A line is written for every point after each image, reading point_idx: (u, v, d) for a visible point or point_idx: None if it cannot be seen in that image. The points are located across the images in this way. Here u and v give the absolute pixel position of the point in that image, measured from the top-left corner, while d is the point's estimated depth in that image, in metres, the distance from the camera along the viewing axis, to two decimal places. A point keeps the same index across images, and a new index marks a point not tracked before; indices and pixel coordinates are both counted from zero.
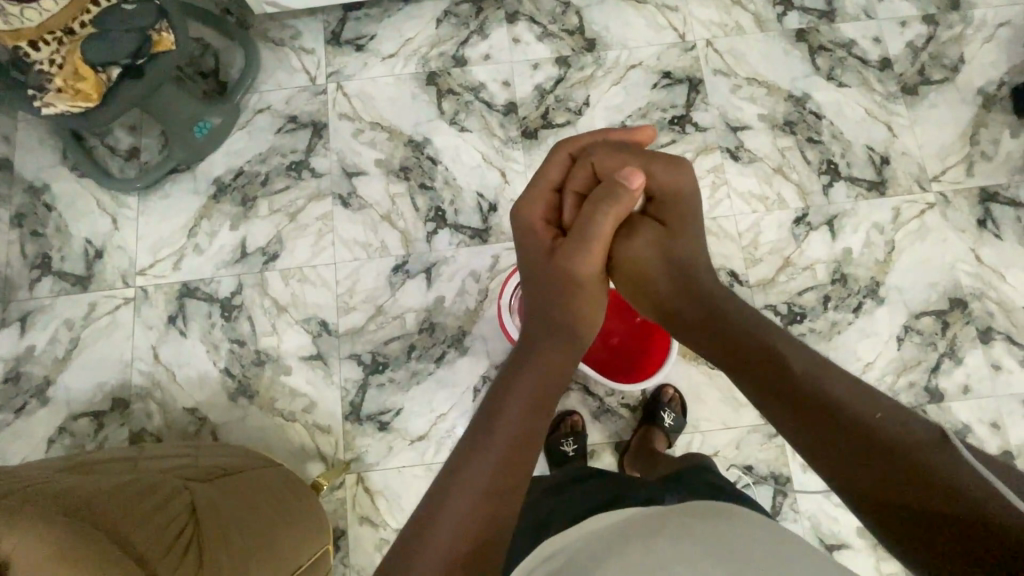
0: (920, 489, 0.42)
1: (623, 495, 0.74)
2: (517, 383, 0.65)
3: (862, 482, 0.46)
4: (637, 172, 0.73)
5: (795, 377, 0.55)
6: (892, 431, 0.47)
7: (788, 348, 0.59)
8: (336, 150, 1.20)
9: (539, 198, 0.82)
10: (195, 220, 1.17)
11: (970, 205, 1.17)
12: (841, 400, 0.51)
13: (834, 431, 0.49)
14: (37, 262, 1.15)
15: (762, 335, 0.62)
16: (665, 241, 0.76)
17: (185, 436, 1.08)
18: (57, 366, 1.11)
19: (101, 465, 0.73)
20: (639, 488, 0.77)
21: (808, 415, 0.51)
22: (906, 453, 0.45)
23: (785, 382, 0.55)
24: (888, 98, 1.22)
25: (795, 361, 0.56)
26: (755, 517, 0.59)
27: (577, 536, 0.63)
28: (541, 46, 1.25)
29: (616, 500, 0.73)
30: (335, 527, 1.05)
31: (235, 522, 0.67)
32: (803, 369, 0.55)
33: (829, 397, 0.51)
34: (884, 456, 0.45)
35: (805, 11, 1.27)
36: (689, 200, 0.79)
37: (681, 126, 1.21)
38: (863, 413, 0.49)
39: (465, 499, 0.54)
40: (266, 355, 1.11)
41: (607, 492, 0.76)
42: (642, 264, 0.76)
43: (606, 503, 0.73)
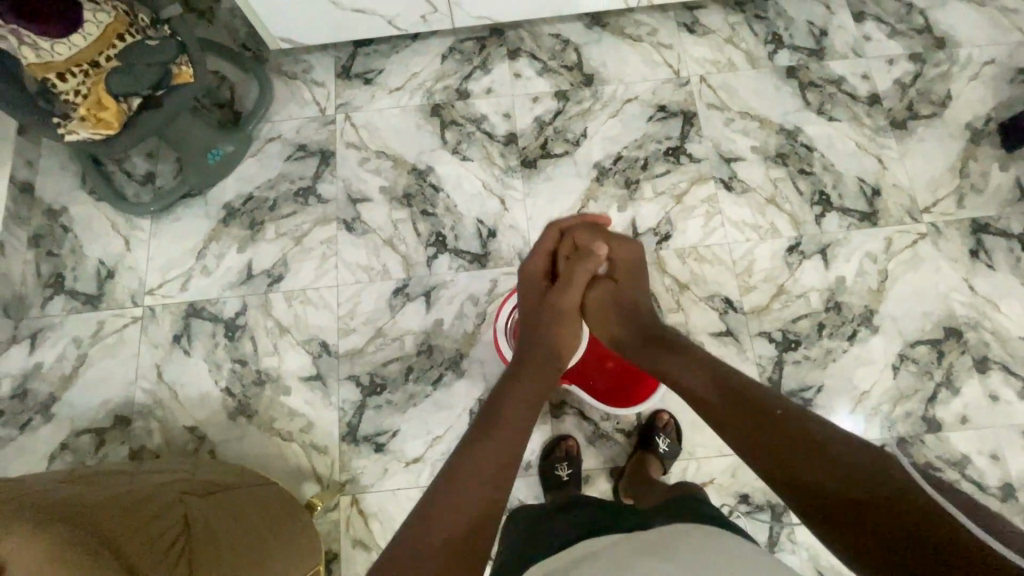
0: (888, 507, 0.47)
1: (609, 522, 0.75)
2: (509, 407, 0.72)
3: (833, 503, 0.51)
4: (603, 244, 0.95)
5: (765, 416, 0.62)
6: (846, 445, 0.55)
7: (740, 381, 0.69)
8: (342, 177, 1.24)
9: (537, 257, 0.98)
10: (204, 243, 1.21)
11: (962, 236, 1.18)
12: (801, 426, 0.59)
13: (794, 454, 0.57)
14: (51, 281, 1.19)
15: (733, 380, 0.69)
16: (619, 292, 0.92)
17: (185, 454, 1.09)
18: (64, 383, 1.13)
19: (99, 478, 0.74)
20: (625, 515, 0.77)
21: (774, 448, 0.59)
22: (861, 474, 0.51)
23: (761, 420, 0.62)
24: (877, 132, 1.26)
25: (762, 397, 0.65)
26: (729, 539, 0.60)
27: (562, 562, 0.63)
28: (541, 80, 1.31)
29: (601, 527, 0.73)
30: (328, 550, 1.05)
31: (227, 535, 0.68)
32: (762, 400, 0.64)
33: (787, 426, 0.59)
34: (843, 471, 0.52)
35: (795, 49, 1.32)
36: (637, 265, 0.96)
37: (676, 157, 1.25)
38: (810, 436, 0.57)
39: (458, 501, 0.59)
40: (267, 374, 1.13)
41: (594, 519, 0.76)
42: (608, 302, 0.91)
43: (592, 530, 0.73)
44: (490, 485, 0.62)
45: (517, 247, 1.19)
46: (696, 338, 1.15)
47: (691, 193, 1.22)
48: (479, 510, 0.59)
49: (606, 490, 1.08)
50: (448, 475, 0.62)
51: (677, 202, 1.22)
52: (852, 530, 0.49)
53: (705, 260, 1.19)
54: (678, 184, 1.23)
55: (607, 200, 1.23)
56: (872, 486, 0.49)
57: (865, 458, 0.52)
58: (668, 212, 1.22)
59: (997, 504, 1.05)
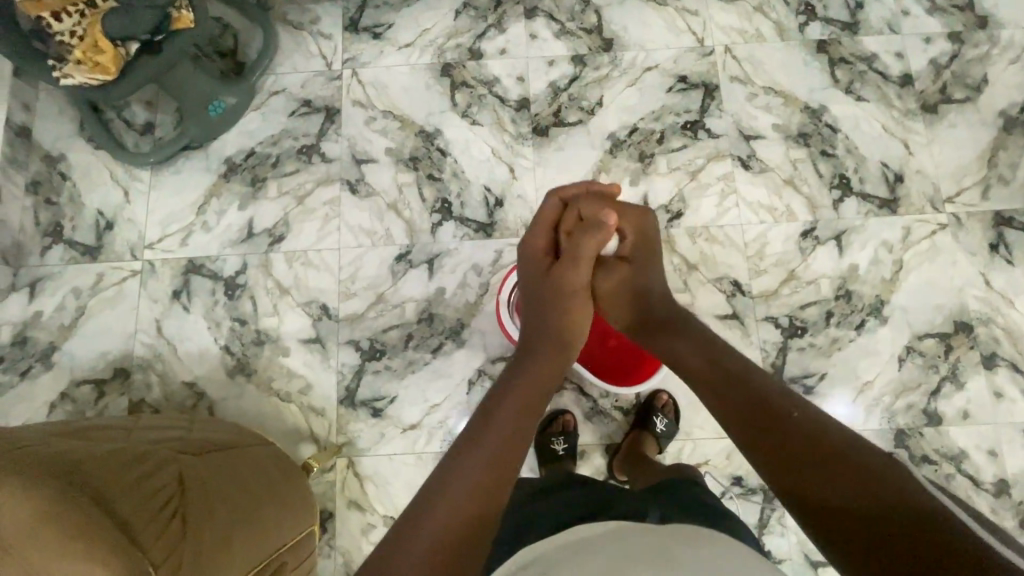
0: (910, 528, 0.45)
1: (604, 506, 0.74)
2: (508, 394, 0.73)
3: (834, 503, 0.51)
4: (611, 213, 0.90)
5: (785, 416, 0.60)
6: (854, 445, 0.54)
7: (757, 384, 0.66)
8: (346, 136, 1.20)
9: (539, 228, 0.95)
10: (204, 197, 1.18)
11: (983, 228, 1.15)
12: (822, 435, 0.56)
13: (802, 462, 0.55)
14: (49, 230, 1.17)
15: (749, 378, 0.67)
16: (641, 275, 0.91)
17: (183, 409, 1.09)
18: (63, 334, 1.13)
19: (93, 433, 0.72)
20: (622, 500, 0.76)
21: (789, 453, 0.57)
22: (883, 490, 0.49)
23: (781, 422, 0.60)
24: (906, 115, 1.20)
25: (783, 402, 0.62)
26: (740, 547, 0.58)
27: (575, 539, 0.62)
28: (557, 43, 1.25)
29: (597, 511, 0.73)
30: (323, 509, 1.06)
31: (222, 492, 0.68)
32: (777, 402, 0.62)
33: (803, 433, 0.57)
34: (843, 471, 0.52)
35: (828, 21, 1.25)
36: (652, 240, 0.96)
37: (694, 131, 1.20)
38: (816, 439, 0.56)
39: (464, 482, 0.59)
40: (266, 334, 1.12)
41: (589, 502, 0.76)
42: (625, 286, 0.90)
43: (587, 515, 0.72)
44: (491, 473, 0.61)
45: (524, 218, 1.17)
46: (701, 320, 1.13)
47: (707, 170, 1.18)
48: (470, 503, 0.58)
49: (601, 465, 1.08)
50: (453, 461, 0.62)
51: (692, 179, 1.18)
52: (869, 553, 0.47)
53: (715, 241, 1.16)
54: (694, 161, 1.19)
55: (619, 173, 1.19)
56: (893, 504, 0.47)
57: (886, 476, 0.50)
58: (681, 188, 1.18)
59: (990, 499, 1.06)
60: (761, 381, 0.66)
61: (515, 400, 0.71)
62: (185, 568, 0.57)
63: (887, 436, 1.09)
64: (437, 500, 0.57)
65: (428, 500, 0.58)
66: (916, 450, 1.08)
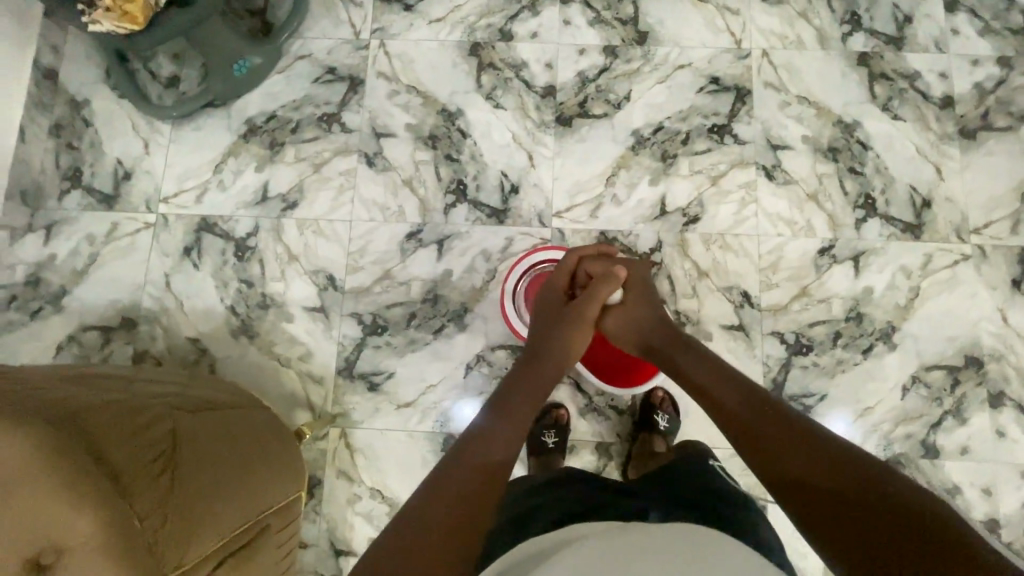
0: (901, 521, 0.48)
1: (607, 504, 0.74)
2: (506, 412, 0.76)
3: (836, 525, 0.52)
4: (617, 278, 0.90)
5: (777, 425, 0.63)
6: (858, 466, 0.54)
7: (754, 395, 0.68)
8: (368, 108, 1.19)
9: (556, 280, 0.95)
10: (222, 157, 1.18)
11: (1008, 264, 1.12)
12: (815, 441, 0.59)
13: (795, 465, 0.58)
14: (69, 174, 1.18)
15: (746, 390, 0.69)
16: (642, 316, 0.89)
17: (186, 364, 1.11)
18: (74, 279, 1.14)
19: (93, 380, 0.73)
20: (623, 498, 0.76)
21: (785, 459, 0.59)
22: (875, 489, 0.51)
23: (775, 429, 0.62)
24: (942, 139, 1.16)
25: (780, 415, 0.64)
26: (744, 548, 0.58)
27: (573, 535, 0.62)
28: (590, 32, 1.22)
29: (599, 509, 0.72)
30: (312, 475, 1.08)
31: (215, 452, 0.69)
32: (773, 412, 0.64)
33: (796, 438, 0.60)
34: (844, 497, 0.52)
35: (872, 34, 1.20)
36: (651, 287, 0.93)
37: (720, 135, 1.17)
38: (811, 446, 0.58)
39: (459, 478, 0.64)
40: (272, 299, 1.13)
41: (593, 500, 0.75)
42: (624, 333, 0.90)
43: (584, 515, 0.72)
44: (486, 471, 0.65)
45: (538, 207, 1.15)
46: (706, 328, 1.12)
47: (729, 177, 1.16)
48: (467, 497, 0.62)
49: (590, 462, 1.08)
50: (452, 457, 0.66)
51: (713, 184, 1.16)
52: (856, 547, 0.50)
53: (729, 250, 1.14)
54: (717, 165, 1.16)
55: (639, 171, 1.17)
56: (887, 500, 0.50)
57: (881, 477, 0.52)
58: (701, 193, 1.16)
59: None
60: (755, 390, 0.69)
61: (510, 408, 0.75)
62: (171, 525, 0.58)
63: None
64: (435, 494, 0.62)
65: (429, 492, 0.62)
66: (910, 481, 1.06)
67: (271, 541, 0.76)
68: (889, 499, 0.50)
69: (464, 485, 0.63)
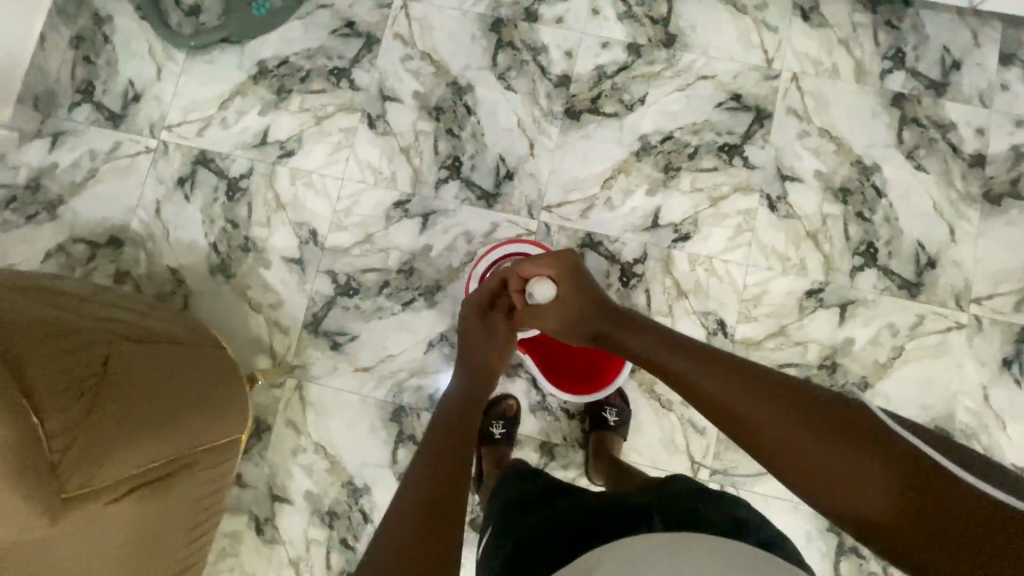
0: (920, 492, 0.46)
1: (597, 512, 0.71)
2: (464, 422, 0.77)
3: (845, 509, 0.49)
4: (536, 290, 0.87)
5: (753, 395, 0.59)
6: (834, 426, 0.52)
7: (716, 365, 0.64)
8: (379, 69, 1.18)
9: (479, 298, 0.92)
10: (229, 94, 1.19)
11: (1002, 340, 1.07)
12: (798, 403, 0.56)
13: (788, 446, 0.54)
14: (81, 87, 1.20)
15: (709, 363, 0.65)
16: (569, 318, 0.85)
17: (162, 292, 1.14)
18: (72, 191, 1.17)
19: (53, 293, 0.75)
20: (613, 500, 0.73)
21: (773, 445, 0.55)
22: (876, 453, 0.49)
23: (749, 403, 0.58)
24: (964, 199, 1.10)
25: (749, 379, 0.61)
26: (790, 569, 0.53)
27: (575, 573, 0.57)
28: (618, 25, 1.17)
29: (592, 517, 0.70)
30: (263, 420, 1.10)
31: (147, 384, 0.70)
32: (749, 378, 0.60)
33: (779, 408, 0.56)
34: (839, 475, 0.50)
35: (914, 75, 1.13)
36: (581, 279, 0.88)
37: (729, 155, 1.13)
38: (790, 418, 0.55)
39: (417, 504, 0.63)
40: (253, 243, 1.15)
41: (579, 508, 0.73)
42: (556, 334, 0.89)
43: (582, 529, 0.68)
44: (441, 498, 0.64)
45: (529, 198, 1.14)
46: None
47: (730, 201, 1.12)
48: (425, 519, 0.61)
49: (532, 458, 1.08)
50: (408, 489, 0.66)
51: (712, 204, 1.12)
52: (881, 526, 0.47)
53: (714, 274, 1.11)
54: (719, 186, 1.12)
55: (639, 178, 1.13)
56: (896, 462, 0.48)
57: (879, 435, 0.50)
58: (697, 211, 1.12)
59: None
60: (715, 360, 0.65)
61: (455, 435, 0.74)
62: (80, 445, 0.59)
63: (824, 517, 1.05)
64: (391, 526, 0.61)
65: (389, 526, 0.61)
66: (850, 540, 1.04)
67: (194, 480, 0.76)
68: (882, 465, 0.48)
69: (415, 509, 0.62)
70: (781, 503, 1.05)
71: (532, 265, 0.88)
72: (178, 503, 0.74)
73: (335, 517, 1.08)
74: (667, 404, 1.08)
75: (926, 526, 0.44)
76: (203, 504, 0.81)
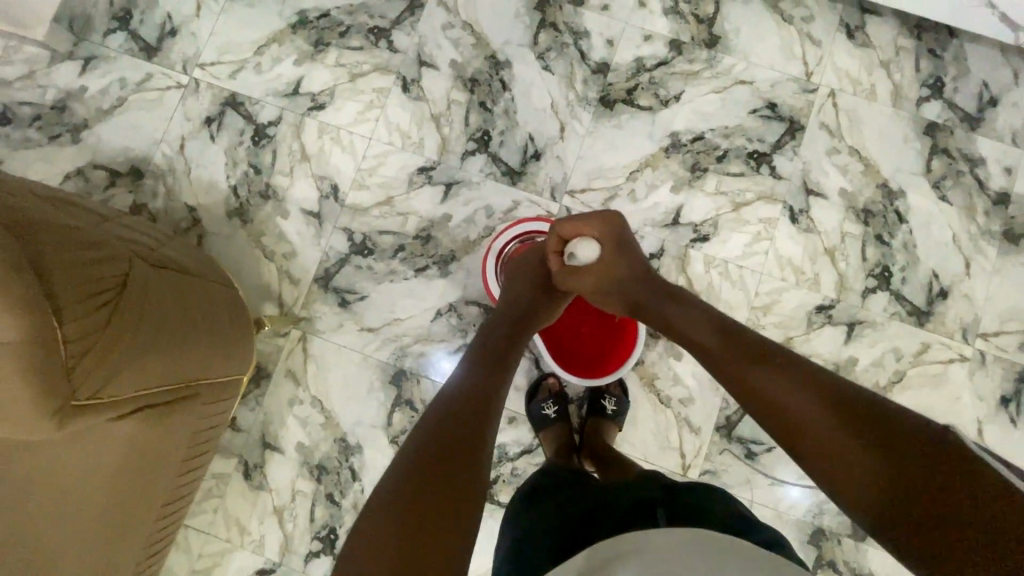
0: (944, 489, 0.43)
1: (607, 506, 0.72)
2: (479, 383, 0.71)
3: (837, 481, 0.50)
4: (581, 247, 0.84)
5: (783, 380, 0.57)
6: (853, 406, 0.52)
7: (754, 351, 0.63)
8: (419, 33, 1.17)
9: (518, 275, 0.92)
10: (266, 40, 1.18)
11: (1003, 378, 1.07)
12: (826, 391, 0.54)
13: (818, 437, 0.52)
14: (119, 14, 1.19)
15: (750, 347, 0.64)
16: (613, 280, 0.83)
17: (177, 229, 1.14)
18: (97, 116, 1.16)
19: (70, 206, 0.74)
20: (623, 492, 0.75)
21: (804, 434, 0.53)
22: (902, 446, 0.47)
23: (782, 389, 0.57)
24: (983, 234, 1.11)
25: (785, 366, 0.59)
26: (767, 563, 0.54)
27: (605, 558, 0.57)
28: (662, 20, 1.17)
29: (603, 508, 0.72)
30: (263, 367, 1.11)
31: (159, 308, 0.70)
32: (782, 365, 0.59)
33: (809, 395, 0.55)
34: (858, 460, 0.49)
35: (950, 106, 1.13)
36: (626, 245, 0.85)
37: (757, 162, 1.13)
38: (821, 404, 0.53)
39: (427, 461, 0.57)
40: (273, 191, 1.14)
41: (591, 499, 0.75)
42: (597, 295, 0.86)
43: (589, 519, 0.70)
44: (451, 457, 0.58)
45: (554, 180, 1.14)
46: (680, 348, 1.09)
47: (752, 208, 1.12)
48: (435, 481, 0.55)
49: (526, 437, 1.09)
50: (420, 443, 0.60)
51: (733, 209, 1.12)
52: (904, 523, 0.45)
53: (728, 279, 1.11)
54: (744, 192, 1.12)
55: (665, 174, 1.13)
56: (921, 455, 0.46)
57: (903, 427, 0.48)
58: (719, 214, 1.12)
59: None
60: (756, 346, 0.64)
61: (472, 394, 0.68)
62: (89, 356, 0.59)
63: (805, 529, 1.06)
64: (401, 486, 0.55)
65: (395, 486, 0.55)
66: (828, 554, 1.05)
67: (197, 410, 0.77)
68: (912, 463, 0.46)
69: (425, 467, 0.56)
70: (765, 510, 1.06)
71: (572, 226, 0.85)
72: (179, 431, 0.75)
73: (324, 472, 1.08)
74: (665, 400, 1.09)
75: (949, 522, 0.42)
76: (200, 438, 0.81)
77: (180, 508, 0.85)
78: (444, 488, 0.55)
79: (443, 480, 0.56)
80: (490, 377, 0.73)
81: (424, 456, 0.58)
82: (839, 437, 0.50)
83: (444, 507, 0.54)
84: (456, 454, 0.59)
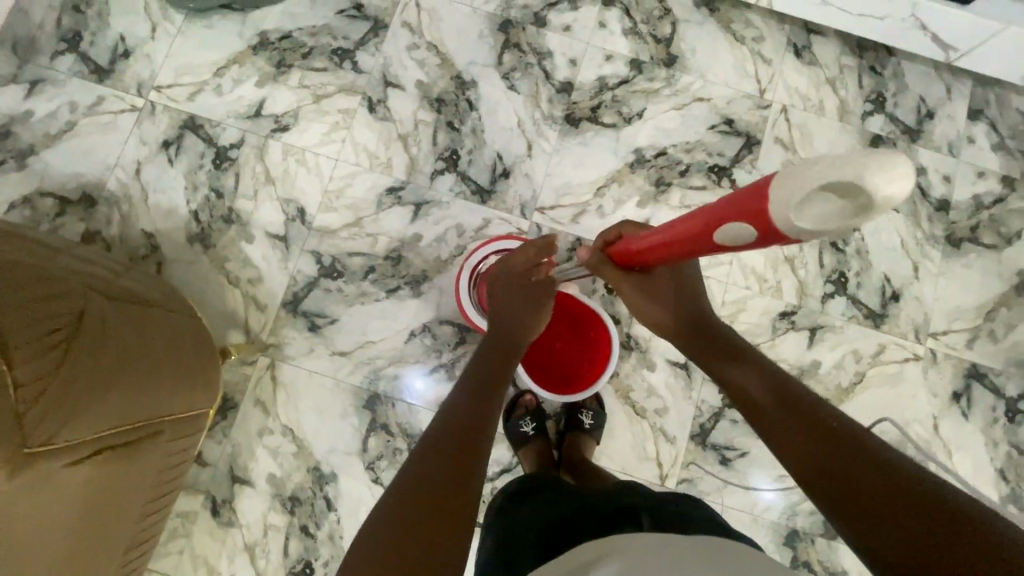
0: (920, 504, 0.47)
1: (588, 510, 0.71)
2: (473, 402, 0.71)
3: (823, 486, 0.54)
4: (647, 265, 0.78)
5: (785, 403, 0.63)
6: (841, 432, 0.57)
7: (775, 377, 0.67)
8: (384, 54, 1.17)
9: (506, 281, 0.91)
10: (226, 62, 1.16)
11: (954, 374, 1.14)
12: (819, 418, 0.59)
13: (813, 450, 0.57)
14: (67, 36, 1.14)
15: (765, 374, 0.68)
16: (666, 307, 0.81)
17: (134, 257, 1.09)
18: (45, 141, 1.11)
19: (21, 239, 0.71)
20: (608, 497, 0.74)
21: (804, 447, 0.58)
22: (886, 470, 0.51)
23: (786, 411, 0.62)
24: (928, 239, 1.17)
25: (791, 394, 0.64)
26: (748, 549, 0.53)
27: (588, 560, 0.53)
28: (622, 40, 1.21)
29: (587, 512, 0.70)
30: (230, 397, 1.07)
31: (120, 344, 0.68)
32: (788, 392, 0.64)
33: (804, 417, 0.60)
34: (843, 474, 0.53)
35: (892, 119, 1.21)
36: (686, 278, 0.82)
37: (718, 176, 1.17)
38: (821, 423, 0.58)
39: (418, 483, 0.57)
40: (237, 216, 1.11)
41: (574, 502, 0.74)
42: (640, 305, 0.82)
43: (571, 520, 0.69)
44: (447, 477, 0.58)
45: (523, 198, 1.15)
46: (652, 359, 1.11)
47: None
48: (429, 502, 0.55)
49: (504, 456, 1.08)
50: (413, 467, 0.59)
51: None
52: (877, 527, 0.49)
53: None
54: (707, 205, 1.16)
55: (631, 189, 1.16)
56: (900, 480, 0.50)
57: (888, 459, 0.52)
58: None
59: None
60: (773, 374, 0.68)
61: (465, 413, 0.68)
62: (47, 398, 0.56)
63: (779, 531, 1.08)
64: (394, 510, 0.55)
65: (388, 512, 0.55)
66: (803, 554, 1.08)
67: (160, 447, 0.73)
68: (893, 482, 0.50)
69: (418, 490, 0.56)
70: (741, 515, 1.08)
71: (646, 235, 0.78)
72: (142, 470, 0.71)
73: (297, 503, 1.05)
74: (641, 411, 1.10)
75: (921, 530, 0.46)
76: (163, 475, 0.78)
77: (141, 551, 0.82)
78: (439, 508, 0.55)
79: (437, 503, 0.55)
80: (483, 395, 0.73)
81: (415, 479, 0.57)
82: (832, 451, 0.55)
83: (440, 528, 0.53)
84: (451, 474, 0.58)
